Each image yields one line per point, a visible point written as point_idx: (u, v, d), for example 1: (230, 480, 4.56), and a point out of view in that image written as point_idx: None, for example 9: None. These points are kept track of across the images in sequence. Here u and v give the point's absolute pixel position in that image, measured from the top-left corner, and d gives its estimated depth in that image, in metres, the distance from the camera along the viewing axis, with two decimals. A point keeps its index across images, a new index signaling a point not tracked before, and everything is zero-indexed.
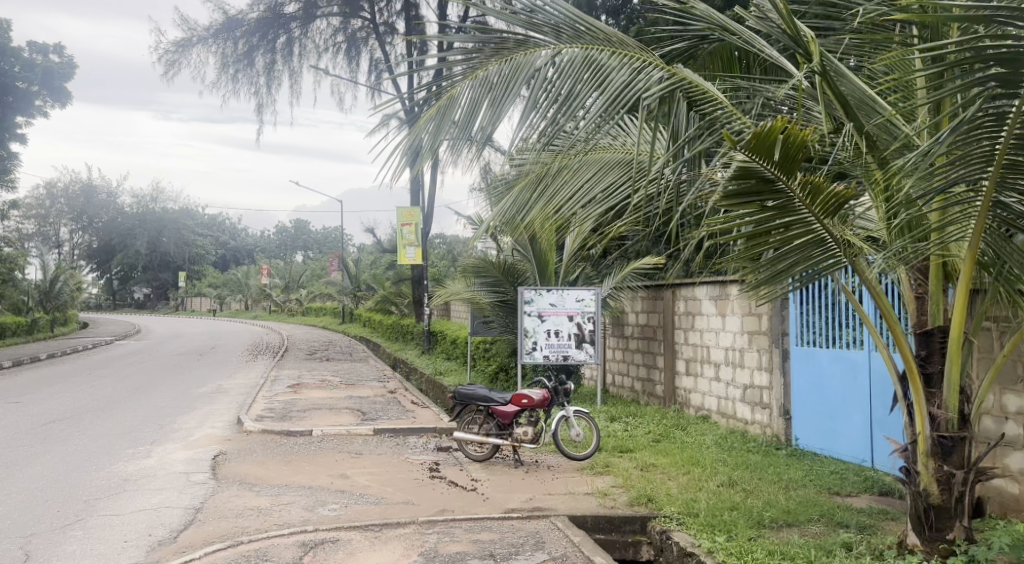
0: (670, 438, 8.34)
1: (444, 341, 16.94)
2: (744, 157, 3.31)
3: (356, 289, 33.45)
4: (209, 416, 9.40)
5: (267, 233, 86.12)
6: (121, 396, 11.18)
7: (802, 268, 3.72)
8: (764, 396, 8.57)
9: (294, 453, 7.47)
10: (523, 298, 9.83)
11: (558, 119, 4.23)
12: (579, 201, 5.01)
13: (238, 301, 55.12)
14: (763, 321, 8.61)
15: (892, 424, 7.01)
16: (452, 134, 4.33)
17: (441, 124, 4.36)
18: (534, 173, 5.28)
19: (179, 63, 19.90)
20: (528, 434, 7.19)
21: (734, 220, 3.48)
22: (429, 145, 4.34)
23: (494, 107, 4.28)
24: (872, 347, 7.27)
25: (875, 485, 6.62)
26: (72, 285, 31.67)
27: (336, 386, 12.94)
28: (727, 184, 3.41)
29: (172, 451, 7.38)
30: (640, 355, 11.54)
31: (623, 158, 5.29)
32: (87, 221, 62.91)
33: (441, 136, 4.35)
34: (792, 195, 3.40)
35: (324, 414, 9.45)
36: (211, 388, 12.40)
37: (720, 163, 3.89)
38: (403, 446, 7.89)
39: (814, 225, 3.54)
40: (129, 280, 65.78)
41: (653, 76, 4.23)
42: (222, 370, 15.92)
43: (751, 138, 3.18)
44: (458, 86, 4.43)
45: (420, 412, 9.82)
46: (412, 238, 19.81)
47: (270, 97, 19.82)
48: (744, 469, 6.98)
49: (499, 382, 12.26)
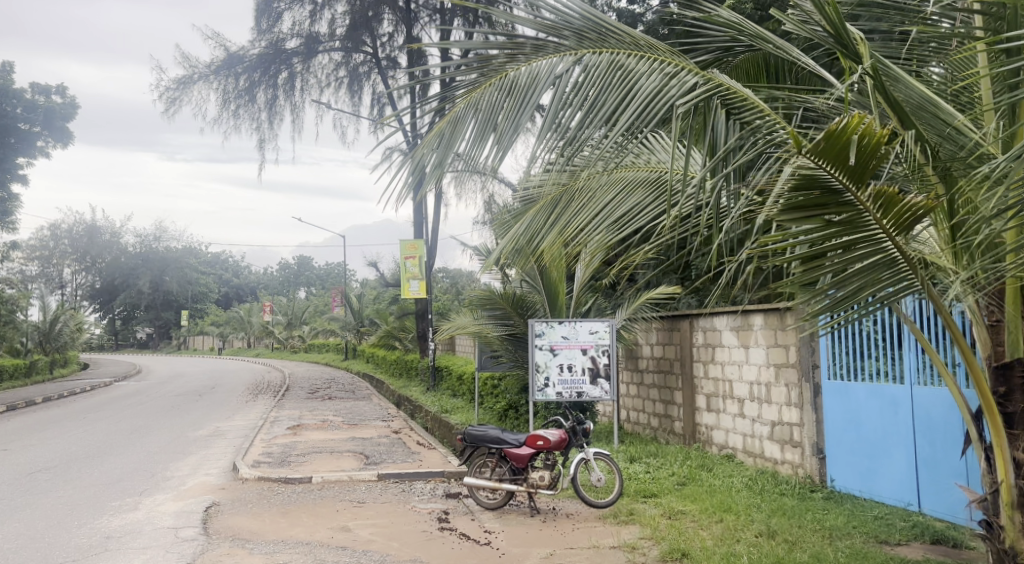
0: (696, 480, 7.79)
1: (449, 377, 16.39)
2: (806, 164, 2.84)
3: (358, 325, 32.93)
4: (203, 463, 8.85)
5: (269, 270, 85.89)
6: (113, 441, 10.64)
7: (868, 294, 3.22)
8: (795, 434, 8.01)
9: (293, 503, 6.93)
10: (534, 332, 9.34)
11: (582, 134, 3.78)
12: (600, 225, 4.55)
13: (241, 339, 54.62)
14: (791, 352, 8.07)
15: (942, 466, 6.46)
16: (462, 151, 3.90)
17: (447, 147, 3.93)
18: (549, 195, 4.85)
19: (180, 100, 19.64)
20: (545, 479, 6.63)
21: (791, 239, 3.00)
22: (436, 168, 3.90)
23: (511, 119, 3.82)
24: (914, 382, 6.74)
25: (927, 532, 6.05)
26: (71, 326, 31.21)
27: (337, 426, 12.37)
28: (784, 195, 2.92)
29: (162, 503, 6.85)
30: (656, 390, 11.00)
31: (648, 177, 4.85)
32: (90, 261, 62.71)
33: (451, 154, 3.92)
34: (862, 208, 2.92)
35: (325, 458, 8.92)
36: (207, 432, 11.84)
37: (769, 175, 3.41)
38: (410, 493, 7.36)
39: (885, 242, 3.05)
40: (131, 320, 65.33)
41: (686, 82, 3.77)
42: (220, 411, 15.39)
43: (820, 141, 2.71)
44: (462, 102, 3.99)
45: (428, 454, 9.27)
46: (416, 271, 19.38)
47: (271, 133, 19.49)
48: (781, 516, 6.44)
49: (509, 419, 11.72)
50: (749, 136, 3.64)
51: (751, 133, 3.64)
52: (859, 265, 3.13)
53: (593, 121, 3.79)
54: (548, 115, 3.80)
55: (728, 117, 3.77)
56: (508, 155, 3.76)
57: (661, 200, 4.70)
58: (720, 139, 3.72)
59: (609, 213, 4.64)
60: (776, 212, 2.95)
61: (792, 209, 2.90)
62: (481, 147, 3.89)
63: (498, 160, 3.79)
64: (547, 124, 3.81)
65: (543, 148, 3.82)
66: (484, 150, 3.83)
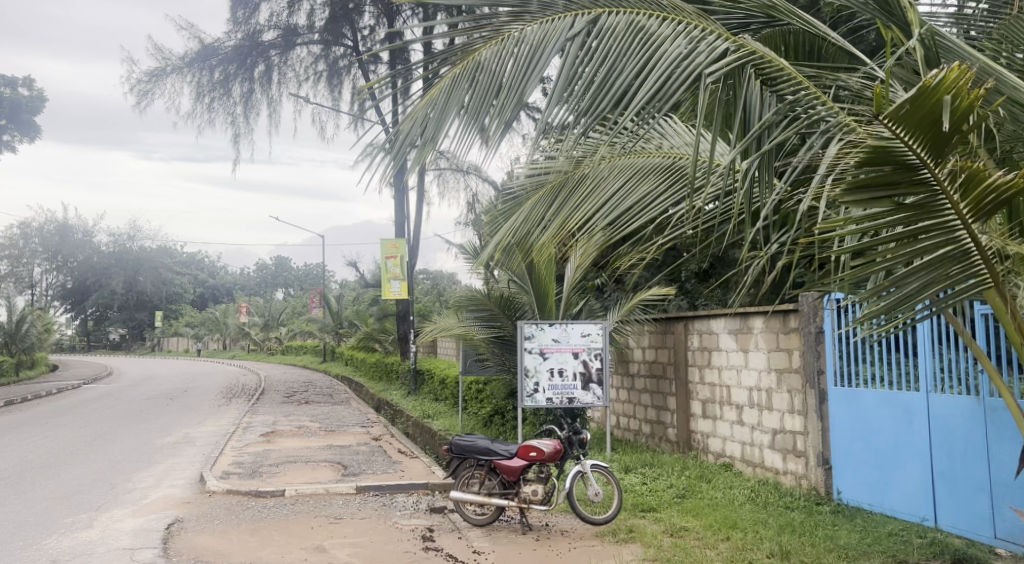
0: (696, 493, 7.34)
1: (431, 381, 15.85)
2: (883, 133, 2.37)
3: (337, 327, 32.20)
4: (169, 473, 8.28)
5: (246, 271, 84.80)
6: (74, 449, 10.01)
7: (934, 293, 2.72)
8: (798, 443, 7.61)
9: (263, 519, 6.40)
10: (523, 334, 8.84)
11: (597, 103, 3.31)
12: (606, 216, 4.11)
13: (216, 340, 53.68)
14: (795, 357, 7.68)
15: (962, 480, 6.03)
16: (457, 122, 3.42)
17: (442, 112, 3.44)
18: (552, 181, 4.40)
19: (152, 93, 18.96)
20: (537, 494, 6.15)
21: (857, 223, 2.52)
22: (429, 141, 3.43)
23: (513, 88, 3.36)
24: (929, 388, 6.31)
25: (947, 550, 5.64)
26: (38, 328, 30.38)
27: (313, 433, 11.82)
28: (851, 170, 2.45)
29: (119, 520, 6.27)
30: (648, 395, 10.56)
31: (661, 164, 4.41)
32: (61, 261, 61.30)
33: (445, 127, 3.43)
34: (941, 188, 2.46)
35: (300, 469, 8.37)
36: (176, 439, 11.24)
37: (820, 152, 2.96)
38: (391, 507, 6.84)
39: (959, 231, 2.56)
40: (104, 321, 64.06)
41: (717, 48, 3.30)
42: (190, 416, 14.73)
43: (902, 105, 2.26)
44: (465, 61, 3.51)
45: (410, 464, 8.75)
46: (398, 271, 18.85)
47: (247, 127, 18.80)
48: (791, 533, 6.01)
49: (494, 425, 11.24)
50: (785, 111, 3.15)
51: (788, 107, 3.17)
52: (923, 259, 2.63)
53: (607, 92, 3.34)
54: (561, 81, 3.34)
55: (761, 86, 3.30)
56: (509, 130, 3.30)
57: (676, 189, 4.26)
58: (753, 113, 3.23)
59: (619, 202, 4.20)
60: (835, 195, 2.50)
61: (858, 188, 2.44)
62: (480, 119, 3.42)
63: (499, 138, 3.33)
64: (556, 94, 3.36)
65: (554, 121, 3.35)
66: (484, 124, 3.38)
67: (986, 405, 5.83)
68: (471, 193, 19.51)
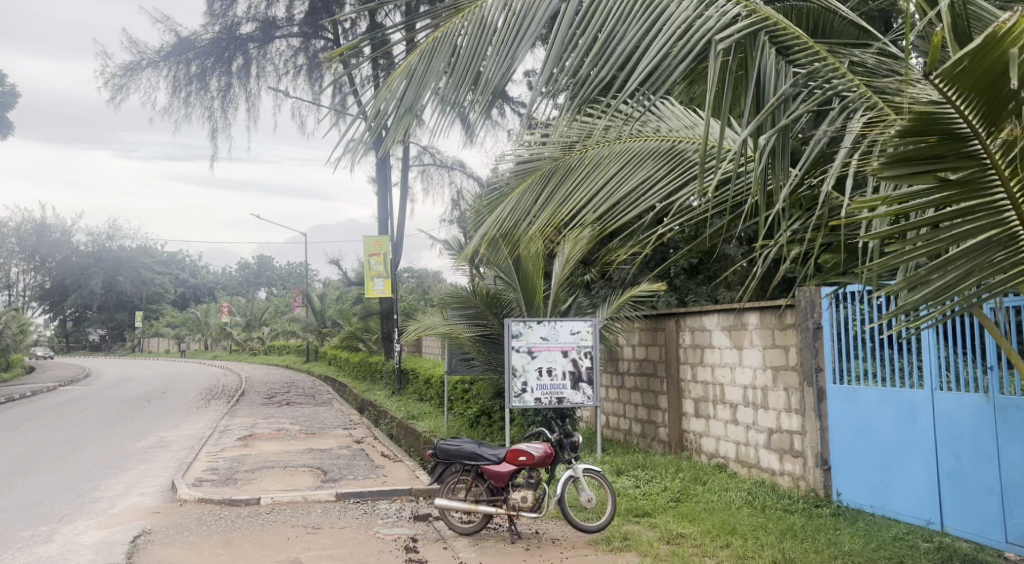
0: (691, 496, 7.06)
1: (416, 381, 15.51)
2: (933, 97, 2.11)
3: (320, 325, 31.72)
4: (139, 480, 7.91)
5: (228, 271, 84.00)
6: (42, 455, 9.60)
7: (974, 283, 2.42)
8: (796, 443, 7.34)
9: (235, 529, 6.05)
10: (510, 332, 8.51)
11: (595, 70, 3.06)
12: (602, 204, 3.82)
13: (198, 340, 52.94)
14: (791, 354, 7.42)
15: (970, 481, 5.77)
16: (437, 91, 3.28)
17: (421, 78, 3.30)
18: (540, 167, 4.11)
19: (127, 88, 18.50)
20: (527, 500, 5.83)
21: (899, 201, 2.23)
22: (410, 105, 3.30)
23: (501, 54, 3.18)
24: (934, 386, 6.04)
25: (956, 555, 5.38)
26: (14, 328, 29.80)
27: (294, 436, 11.45)
28: (895, 141, 2.17)
29: (82, 533, 5.91)
30: (638, 394, 10.28)
31: (659, 148, 4.09)
32: (39, 261, 60.05)
33: (423, 96, 3.29)
34: (991, 162, 2.17)
35: (277, 475, 8.01)
36: (150, 443, 10.84)
37: (858, 125, 2.67)
38: (372, 515, 6.51)
39: (1005, 212, 2.26)
40: (83, 322, 63.14)
41: (727, 11, 3.01)
42: (168, 419, 14.29)
43: (959, 61, 2.00)
44: (446, 25, 3.36)
45: (393, 468, 8.41)
46: (381, 268, 18.50)
47: (225, 122, 18.35)
48: (791, 539, 5.73)
49: (480, 426, 10.91)
50: (806, 80, 2.85)
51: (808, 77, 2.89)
52: (964, 245, 2.34)
53: (607, 58, 3.06)
54: (557, 44, 3.11)
55: (777, 54, 3.00)
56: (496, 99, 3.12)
57: (675, 174, 3.95)
58: (768, 85, 2.95)
59: (616, 188, 3.90)
60: (872, 169, 2.22)
61: (898, 161, 2.16)
62: (463, 89, 3.26)
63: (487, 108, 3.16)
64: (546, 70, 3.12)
65: (547, 93, 3.13)
66: (467, 93, 3.23)
67: (996, 404, 5.57)
68: (455, 189, 19.23)
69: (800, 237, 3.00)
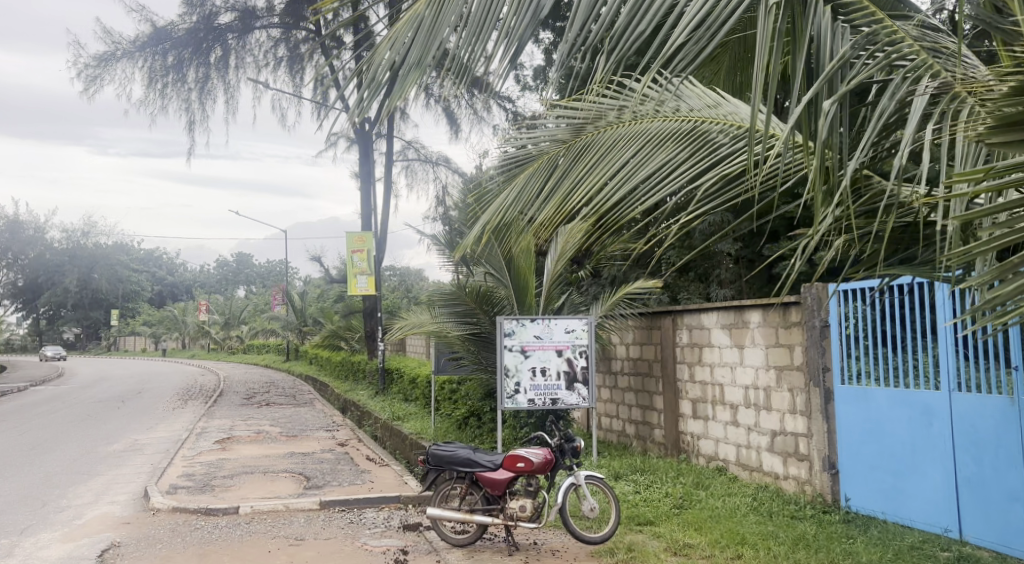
0: (694, 502, 6.74)
1: (401, 381, 15.10)
2: None
3: (301, 324, 31.11)
4: (111, 488, 7.46)
5: (207, 269, 82.98)
6: (8, 461, 9.12)
7: None
8: (801, 446, 7.03)
9: (211, 541, 5.65)
10: (503, 331, 8.14)
11: (635, 22, 2.79)
12: (619, 189, 3.46)
13: (175, 339, 52.09)
14: (796, 353, 7.11)
15: (991, 487, 5.47)
16: (451, 43, 2.92)
17: (429, 32, 2.95)
18: (549, 151, 3.75)
19: (101, 79, 17.91)
20: (526, 510, 5.47)
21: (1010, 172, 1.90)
22: (415, 60, 2.91)
23: (522, 8, 2.87)
24: (951, 386, 5.76)
25: None
26: None
27: (275, 438, 11.03)
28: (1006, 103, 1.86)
29: (45, 547, 5.48)
30: (633, 395, 9.95)
31: (681, 129, 3.72)
32: (12, 258, 58.69)
33: (433, 47, 2.91)
34: None
35: (257, 481, 7.60)
36: (124, 446, 10.37)
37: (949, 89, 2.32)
38: (360, 525, 6.13)
39: None
40: (58, 321, 61.96)
41: None
42: (144, 420, 13.79)
43: None
44: None
45: (380, 473, 8.03)
46: (364, 265, 18.06)
47: (203, 115, 17.82)
48: (805, 549, 5.40)
49: (469, 428, 10.56)
50: (865, 43, 2.51)
51: (866, 40, 2.56)
52: None
53: (644, 14, 2.78)
54: None
55: (829, 11, 2.66)
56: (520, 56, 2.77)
57: (698, 157, 3.59)
58: (824, 49, 2.57)
59: (633, 172, 3.54)
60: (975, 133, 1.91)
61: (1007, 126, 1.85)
62: (476, 43, 2.90)
63: (510, 60, 2.79)
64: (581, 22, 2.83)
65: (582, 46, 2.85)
66: (485, 46, 2.87)
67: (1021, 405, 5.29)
68: (440, 185, 18.83)
69: (858, 220, 2.63)
